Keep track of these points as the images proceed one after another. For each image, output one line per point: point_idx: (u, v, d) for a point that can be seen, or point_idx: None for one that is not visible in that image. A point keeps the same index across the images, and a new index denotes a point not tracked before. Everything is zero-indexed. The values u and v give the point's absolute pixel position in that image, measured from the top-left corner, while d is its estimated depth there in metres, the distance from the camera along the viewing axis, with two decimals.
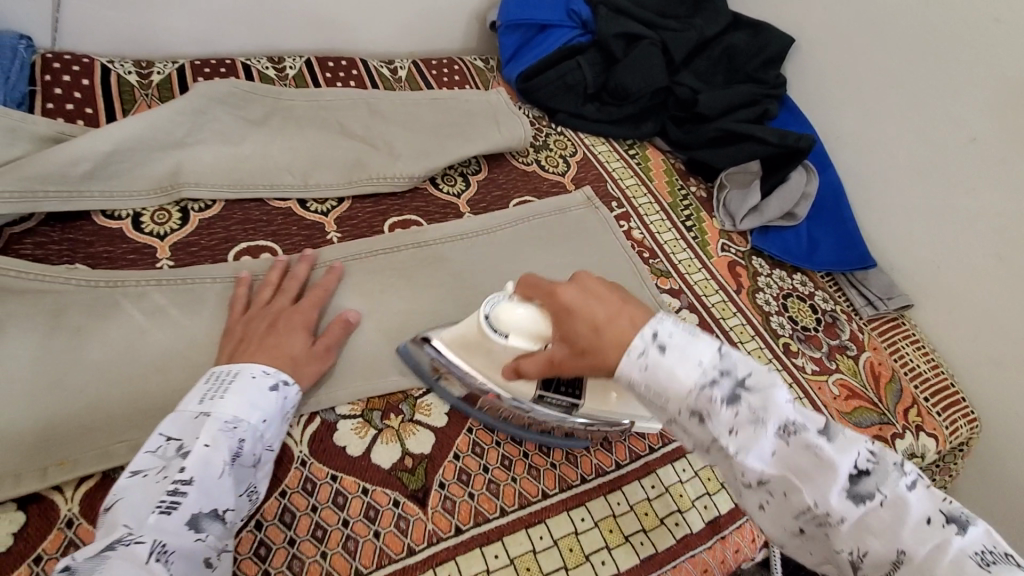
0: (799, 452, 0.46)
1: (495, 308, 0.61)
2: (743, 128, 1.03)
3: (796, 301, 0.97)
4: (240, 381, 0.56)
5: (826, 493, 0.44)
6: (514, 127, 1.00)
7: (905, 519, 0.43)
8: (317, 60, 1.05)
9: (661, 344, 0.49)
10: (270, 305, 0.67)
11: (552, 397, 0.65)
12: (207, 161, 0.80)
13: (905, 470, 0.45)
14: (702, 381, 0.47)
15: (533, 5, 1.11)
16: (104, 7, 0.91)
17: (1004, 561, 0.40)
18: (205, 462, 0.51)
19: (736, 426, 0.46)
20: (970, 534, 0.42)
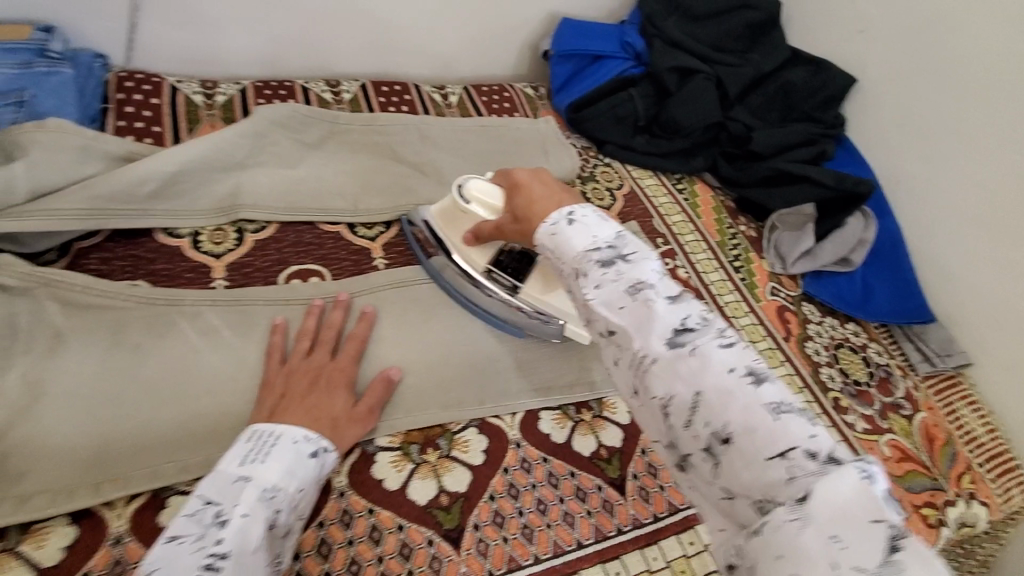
0: (640, 303, 0.44)
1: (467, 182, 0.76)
2: (799, 169, 1.01)
3: (848, 351, 0.93)
4: (281, 446, 0.56)
5: (649, 338, 0.43)
6: (562, 157, 1.02)
7: (710, 368, 0.41)
8: (372, 84, 1.07)
9: (571, 218, 0.51)
10: (309, 360, 0.66)
11: (499, 273, 0.78)
12: (264, 183, 0.82)
13: (727, 335, 0.43)
14: (590, 246, 0.49)
15: (586, 36, 1.13)
16: (177, 30, 0.95)
17: (794, 416, 0.39)
18: (242, 532, 0.48)
19: (600, 281, 0.47)
20: (769, 390, 0.40)
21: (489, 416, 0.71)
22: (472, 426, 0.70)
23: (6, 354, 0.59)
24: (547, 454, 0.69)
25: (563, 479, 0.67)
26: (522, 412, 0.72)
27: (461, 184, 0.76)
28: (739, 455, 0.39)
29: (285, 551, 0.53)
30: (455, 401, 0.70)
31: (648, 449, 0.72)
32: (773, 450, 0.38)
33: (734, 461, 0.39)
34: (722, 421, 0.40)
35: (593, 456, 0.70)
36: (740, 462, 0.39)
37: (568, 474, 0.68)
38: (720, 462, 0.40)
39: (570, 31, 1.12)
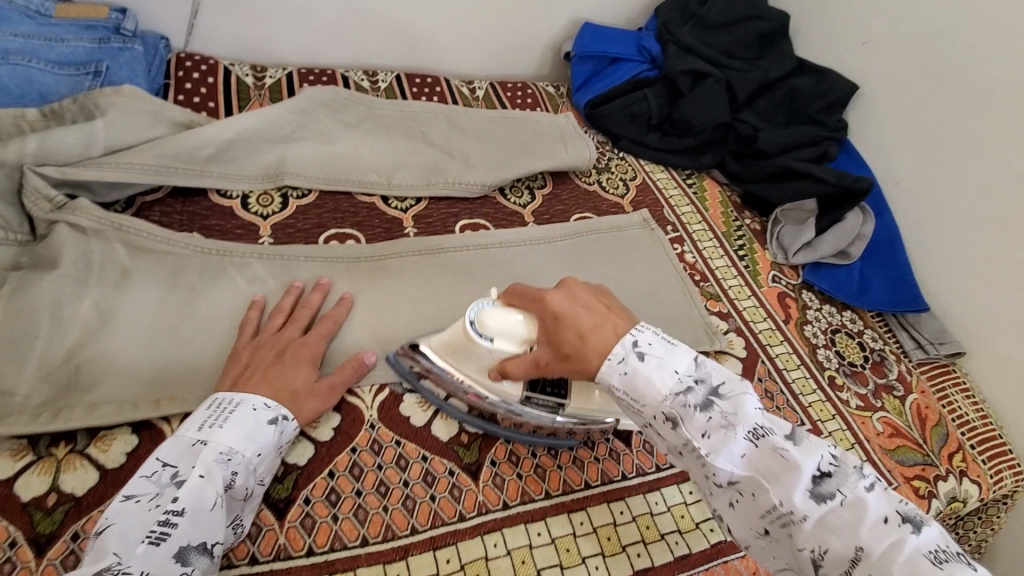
0: (768, 454, 0.50)
1: (483, 315, 0.66)
2: (803, 166, 1.07)
3: (845, 336, 0.99)
4: (240, 412, 0.57)
5: (789, 491, 0.48)
6: (581, 148, 1.08)
7: (864, 517, 0.46)
8: (405, 76, 1.16)
9: (642, 354, 0.55)
10: (279, 334, 0.68)
11: (539, 399, 0.69)
12: (307, 155, 0.90)
13: (863, 474, 0.49)
14: (678, 389, 0.53)
15: (606, 40, 1.21)
16: (232, 18, 1.04)
17: (954, 561, 0.43)
18: (198, 492, 0.51)
19: (708, 431, 0.52)
20: (923, 536, 0.45)
21: None
22: None
23: (81, 284, 0.66)
24: None
25: None
26: None
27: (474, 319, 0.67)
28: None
29: (244, 514, 0.56)
30: None
31: None
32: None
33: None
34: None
35: None
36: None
37: None
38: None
39: (591, 35, 1.21)
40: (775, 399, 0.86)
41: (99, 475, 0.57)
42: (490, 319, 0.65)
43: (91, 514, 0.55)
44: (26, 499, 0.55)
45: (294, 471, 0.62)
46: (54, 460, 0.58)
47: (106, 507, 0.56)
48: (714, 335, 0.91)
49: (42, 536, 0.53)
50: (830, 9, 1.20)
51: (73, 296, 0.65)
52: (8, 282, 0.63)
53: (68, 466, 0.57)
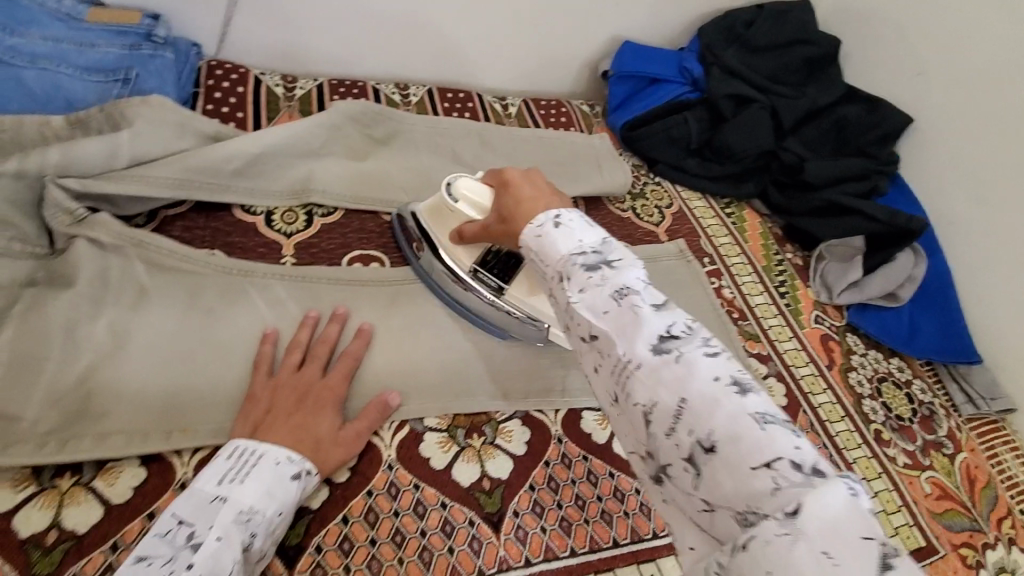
0: (624, 309, 0.42)
1: (457, 181, 0.72)
2: (851, 202, 1.01)
3: (892, 386, 0.93)
4: (262, 466, 0.55)
5: (633, 343, 0.41)
6: (616, 174, 1.04)
7: (695, 376, 0.38)
8: (437, 90, 1.13)
9: (558, 221, 0.50)
10: (299, 375, 0.64)
11: (488, 272, 0.75)
12: (334, 171, 0.87)
13: (714, 343, 0.40)
14: (573, 249, 0.47)
15: (645, 60, 1.16)
16: (265, 26, 1.02)
17: (781, 427, 0.35)
18: (214, 557, 0.48)
19: (584, 285, 0.45)
20: (755, 400, 0.37)
21: (532, 410, 0.72)
22: (517, 417, 0.71)
23: (96, 304, 0.64)
24: (587, 452, 0.70)
25: (602, 478, 0.68)
26: (565, 409, 0.73)
27: (450, 183, 0.73)
28: (723, 464, 0.35)
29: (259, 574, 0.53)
30: (501, 392, 0.73)
31: None
32: (757, 459, 0.34)
33: (717, 472, 0.35)
34: (707, 429, 0.36)
35: (632, 460, 0.71)
36: (727, 474, 0.35)
37: (607, 474, 0.69)
38: (702, 473, 0.36)
39: (631, 54, 1.16)
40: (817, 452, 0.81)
41: (103, 511, 0.54)
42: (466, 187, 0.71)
43: (91, 555, 0.52)
44: (25, 535, 0.52)
45: (307, 515, 0.58)
46: (58, 492, 0.55)
47: (108, 548, 0.52)
48: None
49: None
50: (885, 36, 1.14)
51: (88, 315, 0.63)
52: (22, 300, 0.61)
53: (71, 500, 0.54)
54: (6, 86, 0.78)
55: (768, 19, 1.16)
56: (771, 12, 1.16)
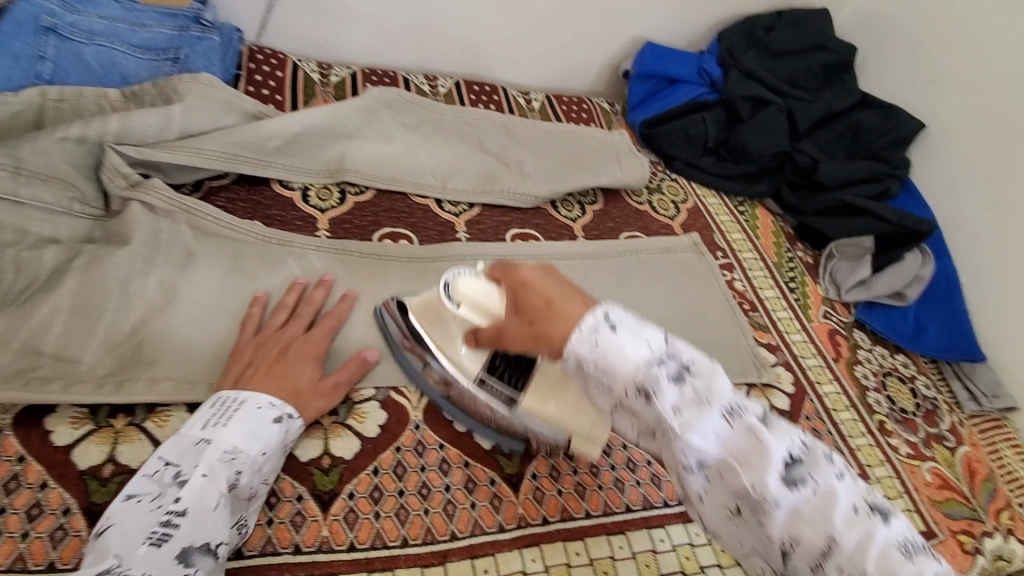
0: (741, 435, 0.42)
1: (456, 281, 0.61)
2: (863, 203, 1.06)
3: (896, 381, 0.96)
4: (245, 411, 0.57)
5: (762, 476, 0.40)
6: (635, 167, 1.07)
7: (837, 508, 0.39)
8: (465, 83, 1.17)
9: (611, 322, 0.45)
10: (282, 331, 0.67)
11: (499, 378, 0.65)
12: (367, 152, 0.91)
13: (834, 461, 0.42)
14: (648, 358, 0.44)
15: (666, 60, 1.20)
16: (304, 15, 1.06)
17: (923, 554, 0.38)
18: (200, 492, 0.51)
19: (681, 407, 0.42)
20: (895, 526, 0.39)
21: None
22: None
23: (148, 262, 0.68)
24: None
25: (615, 449, 0.71)
26: None
27: (448, 283, 0.62)
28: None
29: (252, 511, 0.56)
30: None
31: None
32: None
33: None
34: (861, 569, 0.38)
35: None
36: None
37: (620, 445, 0.72)
38: None
39: (653, 55, 1.20)
40: (823, 439, 0.84)
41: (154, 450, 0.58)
42: (463, 287, 0.60)
43: None
44: (84, 467, 0.56)
45: (340, 464, 0.62)
46: (113, 431, 0.59)
47: None
48: (763, 368, 0.88)
49: (96, 505, 0.54)
50: (900, 46, 1.18)
51: (141, 272, 0.67)
52: (83, 254, 0.65)
53: (126, 438, 0.58)
54: (65, 59, 0.83)
55: (787, 26, 1.20)
56: (791, 19, 1.21)
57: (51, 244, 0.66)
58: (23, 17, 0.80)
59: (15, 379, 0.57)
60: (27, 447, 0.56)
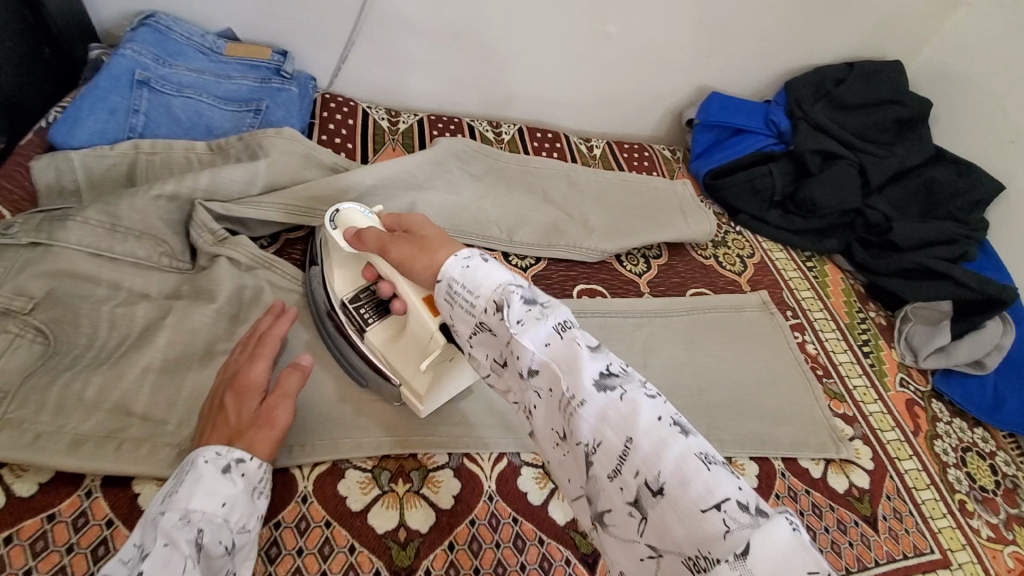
0: (569, 347, 0.45)
1: (348, 210, 0.68)
2: (942, 266, 1.01)
3: (976, 457, 0.91)
4: (195, 470, 0.53)
5: (578, 381, 0.43)
6: (701, 221, 1.05)
7: (639, 415, 0.42)
8: (527, 130, 1.17)
9: (485, 258, 0.52)
10: (224, 372, 0.63)
11: (358, 308, 0.69)
12: (436, 204, 0.91)
13: (649, 385, 0.45)
14: (508, 283, 0.49)
15: (732, 110, 1.18)
16: (376, 64, 1.08)
17: (718, 465, 0.40)
18: (165, 563, 0.47)
19: (523, 318, 0.47)
20: (696, 441, 0.41)
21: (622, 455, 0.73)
22: None
23: (232, 320, 0.69)
24: None
25: None
26: None
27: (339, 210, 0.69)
28: (670, 505, 0.39)
29: (237, 565, 0.53)
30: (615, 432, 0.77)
31: None
32: (705, 501, 0.38)
33: (665, 512, 0.39)
34: (655, 471, 0.40)
35: None
36: (673, 514, 0.38)
37: None
38: (653, 512, 0.39)
39: (720, 104, 1.18)
40: (904, 522, 0.79)
41: None
42: (353, 215, 0.68)
43: None
44: None
45: (416, 538, 0.61)
46: None
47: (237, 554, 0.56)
48: (839, 440, 0.84)
49: None
50: (978, 102, 1.15)
51: (226, 331, 0.68)
52: (172, 311, 0.67)
53: None
54: (156, 111, 0.86)
55: (859, 78, 1.17)
56: (863, 71, 1.18)
57: (143, 300, 0.67)
58: (119, 71, 0.83)
59: (108, 441, 0.58)
60: (116, 512, 0.56)
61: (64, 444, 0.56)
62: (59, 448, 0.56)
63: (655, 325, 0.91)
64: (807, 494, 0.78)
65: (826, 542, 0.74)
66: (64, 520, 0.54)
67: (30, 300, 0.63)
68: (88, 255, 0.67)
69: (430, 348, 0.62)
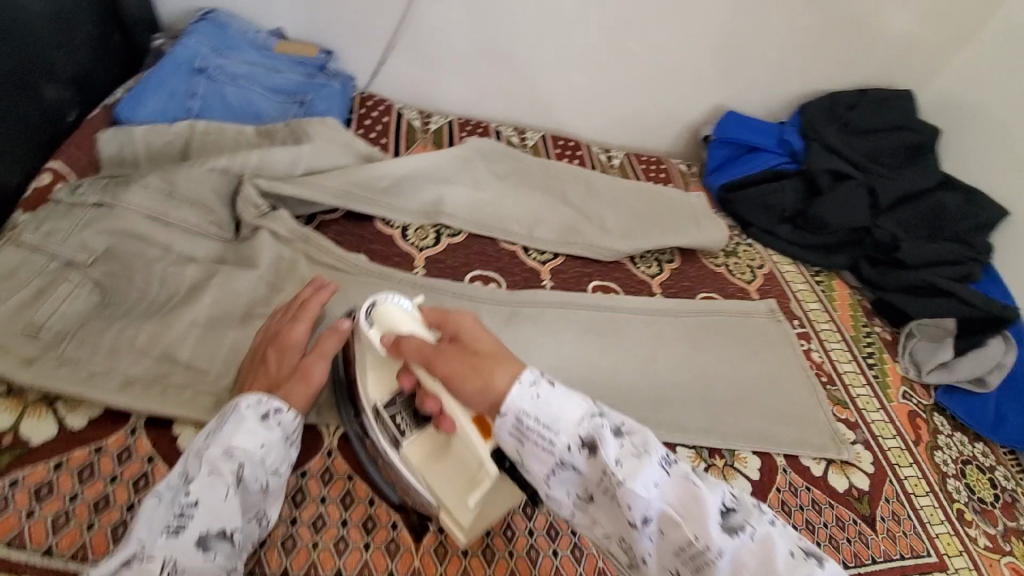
0: (682, 488, 0.50)
1: (391, 308, 0.61)
2: (947, 284, 1.05)
3: (976, 470, 0.93)
4: (239, 412, 0.58)
5: (708, 529, 0.48)
6: (714, 230, 1.09)
7: (774, 553, 0.48)
8: (550, 138, 1.23)
9: (557, 386, 0.53)
10: (268, 330, 0.67)
11: (394, 417, 0.61)
12: (463, 197, 0.96)
13: (759, 512, 0.51)
14: (590, 415, 0.52)
15: (747, 129, 1.23)
16: (412, 69, 1.16)
17: None
18: (209, 487, 0.53)
19: (626, 460, 0.50)
20: (821, 565, 0.48)
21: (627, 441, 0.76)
22: None
23: (270, 286, 0.74)
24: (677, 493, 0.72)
25: None
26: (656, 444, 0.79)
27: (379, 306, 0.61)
28: None
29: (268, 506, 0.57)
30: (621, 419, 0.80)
31: (774, 508, 0.77)
32: None
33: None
34: None
35: None
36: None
37: None
38: None
39: (735, 123, 1.24)
40: (904, 524, 0.81)
41: None
42: (394, 313, 0.60)
43: None
44: None
45: None
46: None
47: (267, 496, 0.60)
48: (842, 444, 0.87)
49: None
50: (986, 134, 1.20)
51: (265, 296, 0.73)
52: (218, 273, 0.72)
53: None
54: (211, 97, 0.93)
55: (870, 105, 1.23)
56: (873, 99, 1.23)
57: (191, 263, 0.73)
58: (181, 59, 0.91)
59: (154, 384, 0.62)
60: (155, 449, 0.60)
61: (115, 384, 0.61)
62: (110, 387, 0.61)
63: (666, 323, 0.94)
64: (808, 490, 0.81)
65: (825, 537, 0.76)
66: (109, 453, 0.59)
67: (91, 254, 0.69)
68: (145, 218, 0.73)
69: (479, 476, 0.55)
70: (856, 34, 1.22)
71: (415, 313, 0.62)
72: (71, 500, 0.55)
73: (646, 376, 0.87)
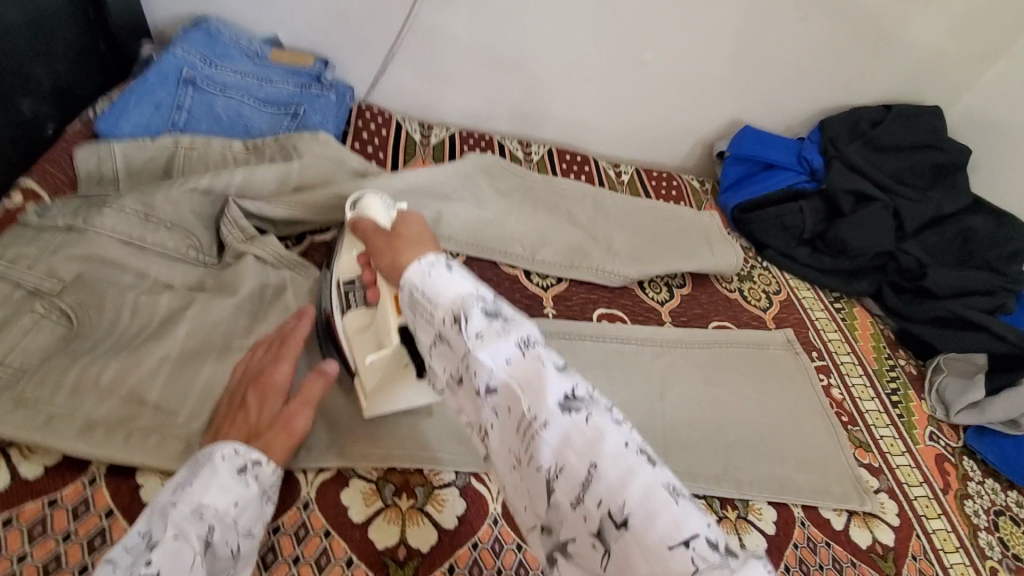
0: (531, 363, 0.43)
1: (371, 202, 0.70)
2: (979, 317, 0.99)
3: (1009, 522, 0.87)
4: (212, 464, 0.53)
5: (541, 403, 0.41)
6: (728, 254, 1.03)
7: (604, 441, 0.39)
8: (557, 152, 1.18)
9: (450, 267, 0.50)
10: (249, 368, 0.63)
11: (348, 291, 0.68)
12: (462, 217, 0.91)
13: (615, 409, 0.42)
14: (469, 293, 0.47)
15: (765, 145, 1.16)
16: (413, 79, 1.10)
17: (690, 504, 0.37)
18: (174, 554, 0.46)
19: (482, 329, 0.44)
20: (663, 472, 0.39)
21: None
22: None
23: (251, 317, 0.69)
24: None
25: None
26: None
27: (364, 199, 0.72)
28: (633, 540, 0.36)
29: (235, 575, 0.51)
30: None
31: (792, 568, 0.71)
32: (673, 537, 0.35)
33: (628, 549, 0.36)
34: (620, 503, 0.37)
35: None
36: (637, 550, 0.36)
37: None
38: (616, 548, 0.37)
39: (751, 138, 1.16)
40: None
41: None
42: (372, 207, 0.70)
43: None
44: None
45: (416, 557, 0.59)
46: None
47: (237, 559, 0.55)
48: (864, 492, 0.80)
49: None
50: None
51: (245, 328, 0.68)
52: (195, 304, 0.67)
53: None
54: (198, 109, 0.88)
55: (897, 120, 1.16)
56: (901, 114, 1.16)
57: (167, 291, 0.68)
58: (167, 69, 0.86)
59: (119, 429, 0.58)
60: (116, 502, 0.55)
61: (75, 429, 0.56)
62: (70, 432, 0.56)
63: (675, 356, 0.89)
64: (827, 546, 0.75)
65: None
66: (65, 506, 0.54)
67: (59, 282, 0.64)
68: (120, 243, 0.68)
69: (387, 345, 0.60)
70: (884, 46, 1.15)
71: (391, 212, 0.70)
72: (19, 561, 0.50)
73: (653, 415, 0.81)
